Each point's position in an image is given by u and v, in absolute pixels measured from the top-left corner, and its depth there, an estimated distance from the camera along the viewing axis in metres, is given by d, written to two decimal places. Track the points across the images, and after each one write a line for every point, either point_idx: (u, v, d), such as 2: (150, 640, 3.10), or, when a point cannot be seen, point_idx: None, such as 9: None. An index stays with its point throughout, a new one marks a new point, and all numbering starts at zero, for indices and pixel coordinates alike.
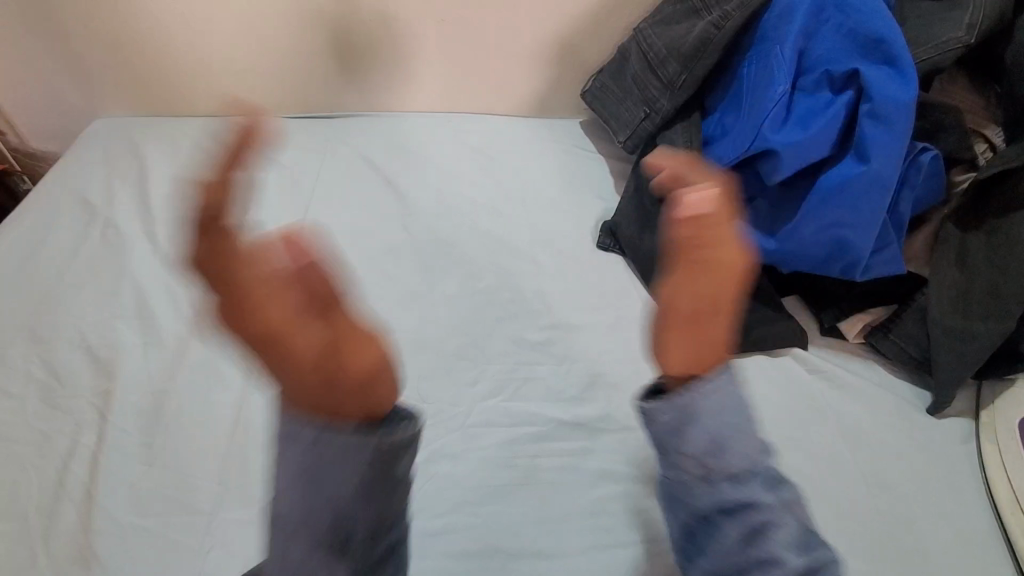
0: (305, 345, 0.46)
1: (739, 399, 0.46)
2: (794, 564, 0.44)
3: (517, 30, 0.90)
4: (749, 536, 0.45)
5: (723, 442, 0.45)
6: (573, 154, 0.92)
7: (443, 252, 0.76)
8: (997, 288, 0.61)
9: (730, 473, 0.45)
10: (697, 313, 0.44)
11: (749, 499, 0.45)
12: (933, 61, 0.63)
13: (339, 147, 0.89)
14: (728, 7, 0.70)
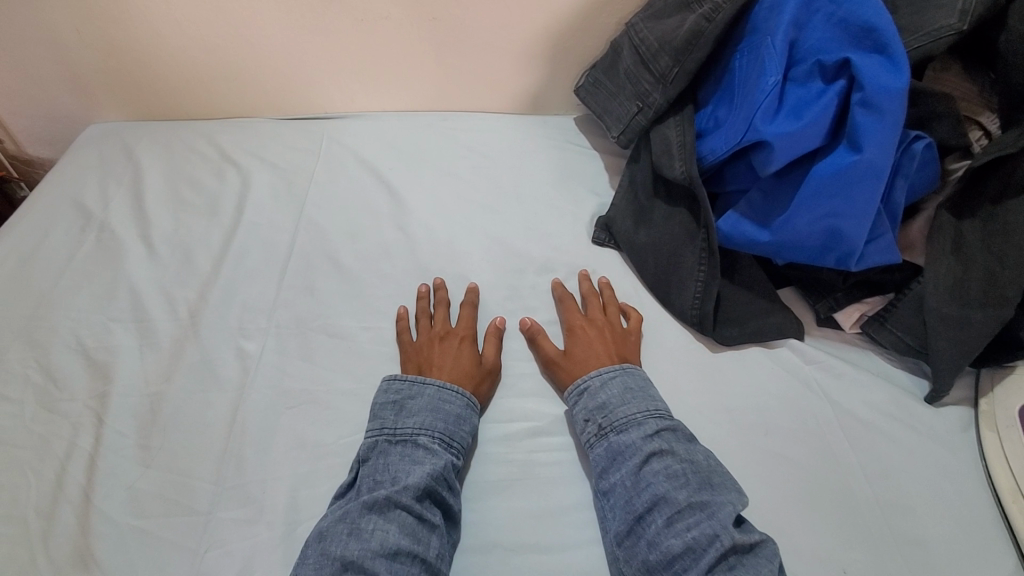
0: (463, 352, 0.64)
1: (630, 379, 0.62)
2: (679, 502, 0.52)
3: (514, 32, 0.89)
4: (638, 481, 0.54)
5: (610, 406, 0.59)
6: (567, 151, 0.92)
7: (439, 250, 0.76)
8: (994, 275, 0.62)
9: (619, 427, 0.57)
10: (592, 361, 0.63)
11: (636, 446, 0.56)
12: (925, 49, 0.62)
13: (334, 148, 0.89)
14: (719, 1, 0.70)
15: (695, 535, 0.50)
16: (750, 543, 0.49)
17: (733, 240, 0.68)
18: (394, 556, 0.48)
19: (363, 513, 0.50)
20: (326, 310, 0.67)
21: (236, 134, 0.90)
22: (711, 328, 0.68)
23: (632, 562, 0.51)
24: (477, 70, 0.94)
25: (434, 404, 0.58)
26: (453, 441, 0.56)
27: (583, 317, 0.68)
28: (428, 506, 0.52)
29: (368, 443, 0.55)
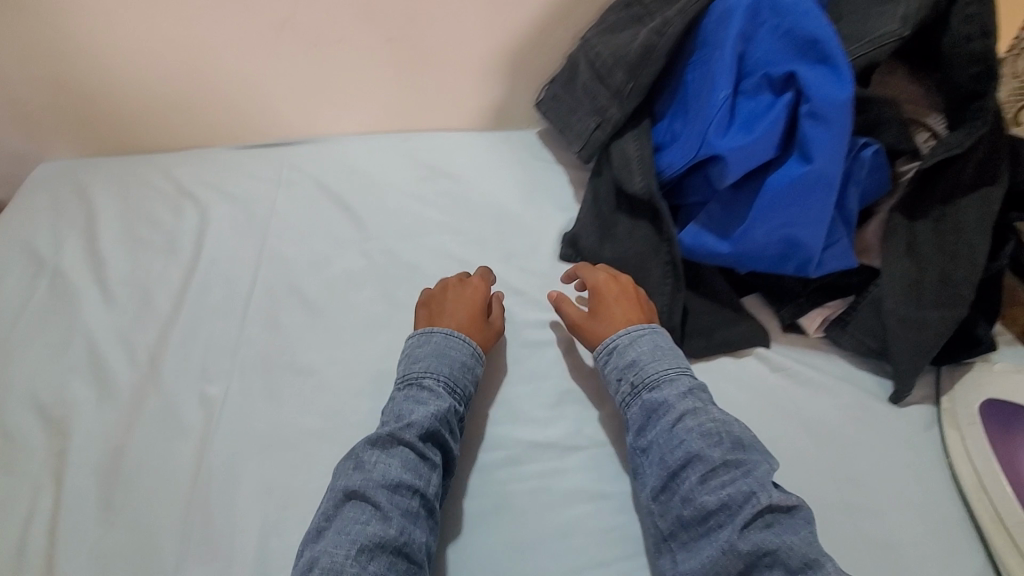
0: (476, 304, 0.68)
1: (660, 338, 0.63)
2: (714, 460, 0.53)
3: (470, 49, 0.89)
4: (673, 438, 0.55)
5: (640, 363, 0.60)
6: (531, 167, 0.92)
7: (405, 275, 0.74)
8: (947, 274, 0.64)
9: (651, 385, 0.59)
10: (617, 315, 0.66)
11: (669, 404, 0.57)
12: (870, 55, 0.63)
13: (295, 175, 0.88)
14: (667, 17, 0.71)
15: (730, 492, 0.51)
16: (787, 504, 0.51)
17: (696, 252, 0.69)
18: (395, 489, 0.52)
19: (367, 448, 0.54)
20: (289, 347, 0.66)
21: (194, 166, 0.88)
22: (679, 340, 0.68)
23: (667, 516, 0.53)
24: (435, 89, 0.94)
25: (440, 350, 0.62)
26: (456, 387, 0.60)
27: (606, 274, 0.70)
28: (430, 446, 0.55)
29: (393, 394, 0.60)
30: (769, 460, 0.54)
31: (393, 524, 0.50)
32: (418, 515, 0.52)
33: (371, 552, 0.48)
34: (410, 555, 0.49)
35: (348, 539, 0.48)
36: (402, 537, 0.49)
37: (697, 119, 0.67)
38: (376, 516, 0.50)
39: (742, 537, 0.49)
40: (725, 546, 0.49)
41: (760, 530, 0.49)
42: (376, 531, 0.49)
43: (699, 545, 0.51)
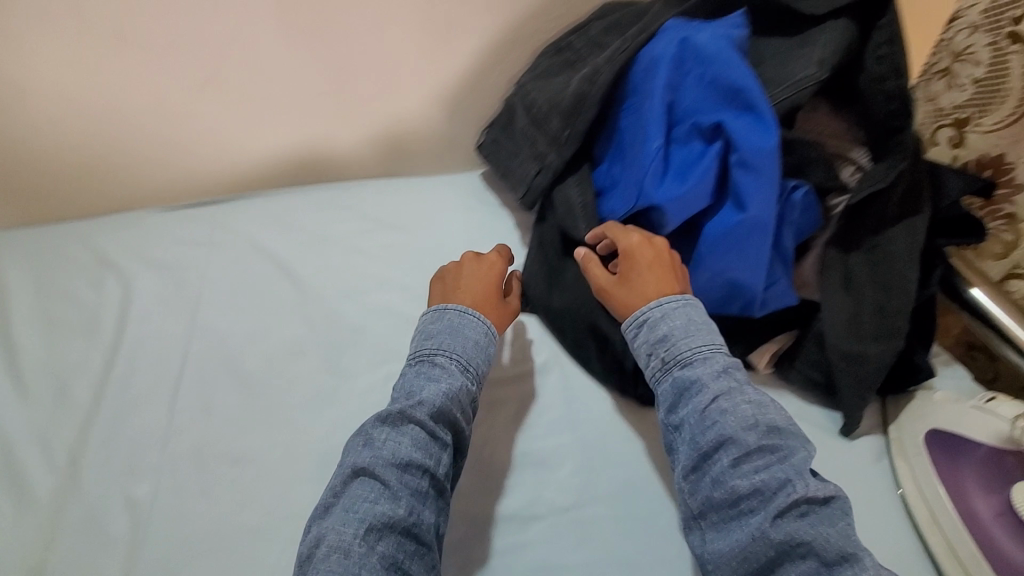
0: (492, 280, 0.70)
1: (694, 312, 0.62)
2: (748, 445, 0.54)
3: (403, 98, 0.88)
4: (706, 420, 0.56)
5: (673, 339, 0.60)
6: (477, 211, 0.90)
7: (350, 339, 0.71)
8: (883, 306, 0.66)
9: (683, 363, 0.59)
10: (646, 287, 0.64)
11: (701, 384, 0.58)
12: (791, 99, 0.64)
13: (227, 235, 0.84)
14: (598, 65, 0.73)
15: (763, 478, 0.52)
16: (822, 495, 0.52)
17: None
18: (406, 467, 0.54)
19: (377, 426, 0.57)
20: (223, 434, 0.63)
21: (116, 232, 0.83)
22: (633, 391, 0.68)
23: (697, 497, 0.55)
24: (371, 138, 0.92)
25: (451, 327, 0.64)
26: (468, 366, 0.62)
27: (639, 236, 0.66)
28: (440, 424, 0.58)
29: (406, 369, 0.63)
30: (806, 447, 0.55)
31: (402, 503, 0.53)
32: (427, 495, 0.55)
33: (378, 532, 0.51)
34: (417, 536, 0.52)
35: (355, 517, 0.51)
36: (411, 518, 0.52)
37: (634, 168, 0.67)
38: (385, 494, 0.53)
39: (774, 525, 0.50)
40: (757, 532, 0.50)
41: (794, 520, 0.50)
42: (384, 511, 0.52)
43: (729, 527, 0.53)
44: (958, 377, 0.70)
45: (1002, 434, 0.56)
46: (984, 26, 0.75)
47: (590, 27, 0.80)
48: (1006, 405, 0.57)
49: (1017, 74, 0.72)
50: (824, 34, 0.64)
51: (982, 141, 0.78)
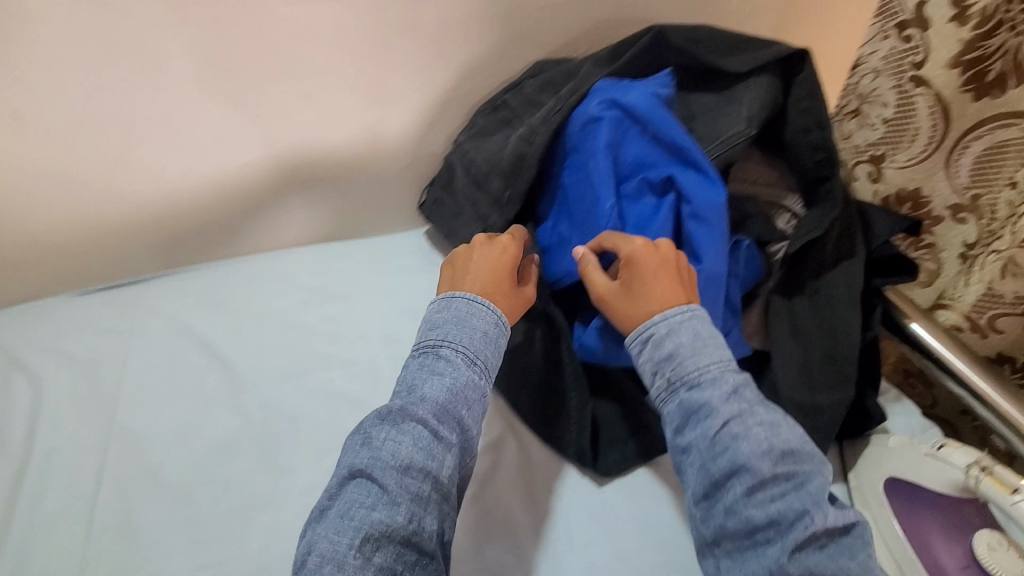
0: (502, 267, 0.66)
1: (700, 325, 0.57)
2: (763, 474, 0.50)
3: (337, 162, 0.84)
4: (717, 445, 0.52)
5: (679, 357, 0.55)
6: (423, 272, 0.87)
7: (286, 431, 0.68)
8: (830, 353, 0.66)
9: (690, 384, 0.55)
10: (650, 295, 0.58)
11: (713, 407, 0.53)
12: (725, 155, 0.65)
13: (150, 320, 0.78)
14: (531, 125, 0.71)
15: (780, 508, 0.49)
16: (841, 524, 0.49)
17: (597, 356, 0.67)
18: (406, 470, 0.51)
19: (377, 425, 0.53)
20: (146, 554, 0.60)
21: (24, 328, 0.77)
22: (591, 463, 0.65)
23: (710, 523, 0.52)
24: (308, 204, 0.87)
25: (457, 317, 0.61)
26: (475, 360, 0.59)
27: (643, 241, 0.60)
28: (445, 424, 0.54)
29: (410, 362, 0.60)
30: (823, 470, 0.52)
31: (401, 511, 0.49)
32: (429, 500, 0.51)
33: (376, 542, 0.47)
34: (418, 544, 0.49)
35: (351, 526, 0.48)
36: (411, 526, 0.49)
37: (588, 226, 0.66)
38: (383, 500, 0.49)
39: (792, 560, 0.47)
40: (774, 566, 0.48)
41: (812, 552, 0.47)
42: (383, 518, 0.48)
43: (744, 557, 0.50)
44: (908, 414, 0.70)
45: (959, 484, 0.55)
46: (886, 71, 0.76)
47: (525, 85, 0.79)
48: (956, 451, 0.56)
49: (923, 116, 0.73)
50: (749, 90, 0.66)
51: (898, 176, 0.79)
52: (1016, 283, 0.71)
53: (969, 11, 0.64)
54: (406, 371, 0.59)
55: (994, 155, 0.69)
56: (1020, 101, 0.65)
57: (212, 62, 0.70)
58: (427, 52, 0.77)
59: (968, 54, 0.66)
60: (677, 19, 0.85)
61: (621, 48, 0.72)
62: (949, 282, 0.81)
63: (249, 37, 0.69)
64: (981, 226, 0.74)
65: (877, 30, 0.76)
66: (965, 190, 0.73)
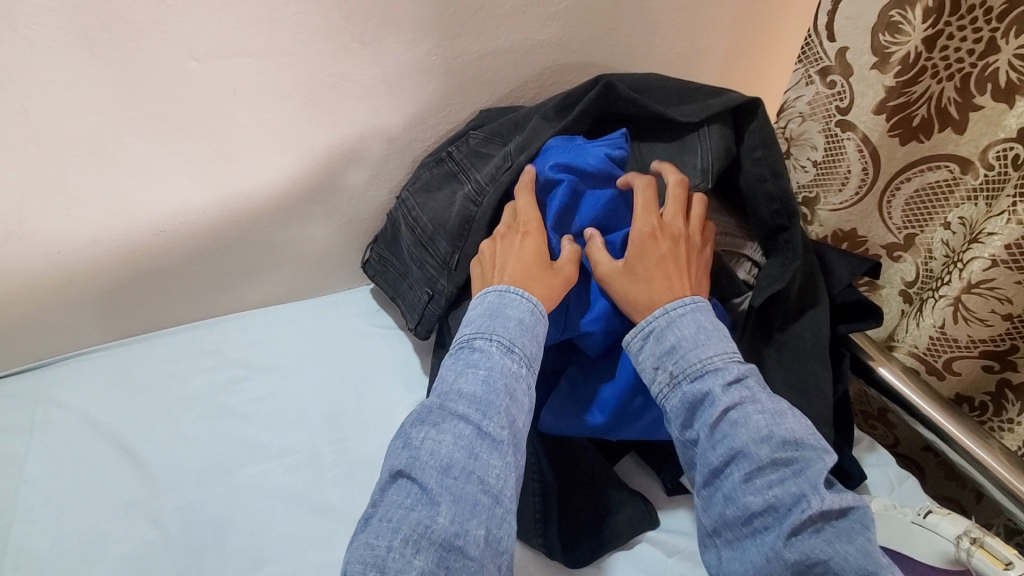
0: (529, 251, 0.60)
1: (703, 318, 0.55)
2: (761, 459, 0.48)
3: (266, 224, 0.76)
4: (716, 434, 0.50)
5: (680, 349, 0.53)
6: (368, 336, 0.80)
7: (210, 541, 0.61)
8: (804, 409, 0.64)
9: (693, 374, 0.52)
10: (653, 274, 0.58)
11: (712, 396, 0.51)
12: None
13: (54, 416, 0.70)
14: (482, 186, 0.68)
15: (778, 494, 0.47)
16: (840, 507, 0.46)
17: (564, 432, 0.62)
18: (448, 469, 0.47)
19: (416, 425, 0.50)
20: None
21: None
22: (560, 554, 0.59)
23: (710, 513, 0.51)
24: (238, 270, 0.79)
25: (494, 308, 0.56)
26: (515, 348, 0.53)
27: (655, 224, 0.60)
28: (489, 418, 0.50)
29: (447, 359, 0.55)
30: (829, 458, 0.48)
31: (442, 512, 0.45)
32: (477, 502, 0.46)
33: (416, 544, 0.43)
34: (462, 550, 0.44)
35: (390, 529, 0.44)
36: (454, 529, 0.44)
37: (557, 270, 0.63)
38: (422, 502, 0.46)
39: (789, 545, 0.45)
40: (771, 553, 0.46)
41: (809, 537, 0.45)
42: (423, 519, 0.45)
43: (744, 546, 0.48)
44: (884, 465, 0.68)
45: (950, 556, 0.54)
46: (813, 115, 0.72)
47: (469, 136, 0.73)
48: (944, 520, 0.55)
49: (853, 158, 0.70)
50: (702, 141, 0.65)
51: (833, 218, 0.76)
52: (970, 328, 0.67)
53: (891, 57, 0.63)
54: (445, 366, 0.54)
55: (926, 196, 0.68)
56: (943, 145, 0.65)
57: (114, 126, 0.62)
58: (361, 106, 0.71)
59: (892, 100, 0.65)
60: (623, 63, 0.82)
61: (571, 102, 0.69)
62: (895, 323, 0.78)
63: (158, 97, 0.62)
64: (919, 264, 0.73)
65: (800, 74, 0.72)
66: (900, 231, 0.72)
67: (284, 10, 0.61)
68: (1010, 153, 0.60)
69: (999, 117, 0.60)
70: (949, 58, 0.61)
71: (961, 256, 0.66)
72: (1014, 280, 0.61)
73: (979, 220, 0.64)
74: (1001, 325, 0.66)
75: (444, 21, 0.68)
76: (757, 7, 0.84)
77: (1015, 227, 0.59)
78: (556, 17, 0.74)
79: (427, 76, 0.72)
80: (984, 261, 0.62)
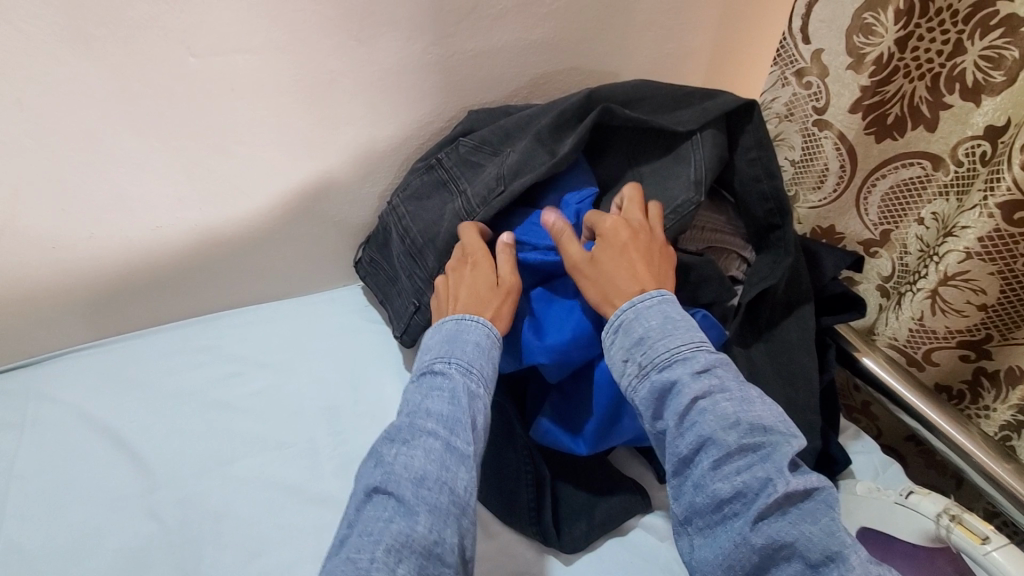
0: (478, 276, 0.63)
1: (669, 310, 0.56)
2: (729, 446, 0.49)
3: (264, 221, 0.77)
4: (684, 422, 0.51)
5: (649, 342, 0.54)
6: (364, 331, 0.81)
7: (206, 533, 0.61)
8: (793, 400, 0.66)
9: (661, 365, 0.53)
10: (620, 264, 0.59)
11: (680, 385, 0.51)
12: (679, 224, 0.66)
13: (46, 411, 0.70)
14: (468, 200, 0.69)
15: (745, 479, 0.48)
16: (804, 489, 0.47)
17: (554, 443, 0.63)
18: (423, 481, 0.48)
19: (386, 444, 0.51)
20: None
21: None
22: (556, 540, 0.60)
23: (681, 502, 0.51)
24: (233, 266, 0.79)
25: (450, 334, 0.59)
26: (473, 368, 0.56)
27: (614, 220, 0.62)
28: (456, 433, 0.51)
29: (407, 387, 0.57)
30: (795, 441, 0.49)
31: (420, 522, 0.46)
32: (450, 512, 0.47)
33: (398, 553, 0.44)
34: (440, 557, 0.45)
35: (370, 541, 0.44)
36: (432, 536, 0.45)
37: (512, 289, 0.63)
38: (400, 513, 0.46)
39: (756, 530, 0.47)
40: (739, 539, 0.47)
41: (775, 520, 0.47)
42: (402, 530, 0.45)
43: (714, 532, 0.49)
44: (869, 452, 0.70)
45: (931, 533, 0.56)
46: (791, 116, 0.75)
47: (458, 143, 0.74)
48: (925, 499, 0.57)
49: (830, 155, 0.73)
50: (696, 151, 0.67)
51: (812, 215, 0.79)
52: (947, 319, 0.69)
53: (866, 58, 0.65)
54: (406, 393, 0.56)
55: (899, 193, 0.71)
56: (916, 143, 0.67)
57: (110, 120, 0.63)
58: (356, 104, 0.72)
59: (867, 98, 0.67)
60: (613, 63, 0.84)
61: (564, 119, 0.69)
62: (875, 317, 0.80)
63: (153, 91, 0.62)
64: (895, 259, 0.75)
65: (777, 76, 0.75)
66: (876, 226, 0.74)
67: (282, 7, 0.62)
68: (978, 150, 0.62)
69: (967, 116, 0.62)
70: (920, 59, 0.63)
71: (936, 249, 0.67)
72: (988, 271, 0.63)
73: (952, 214, 0.66)
74: (977, 315, 0.67)
75: (439, 21, 0.69)
76: (741, 11, 0.87)
77: (987, 220, 0.61)
78: (549, 17, 0.75)
79: (422, 75, 0.73)
80: (959, 253, 0.64)
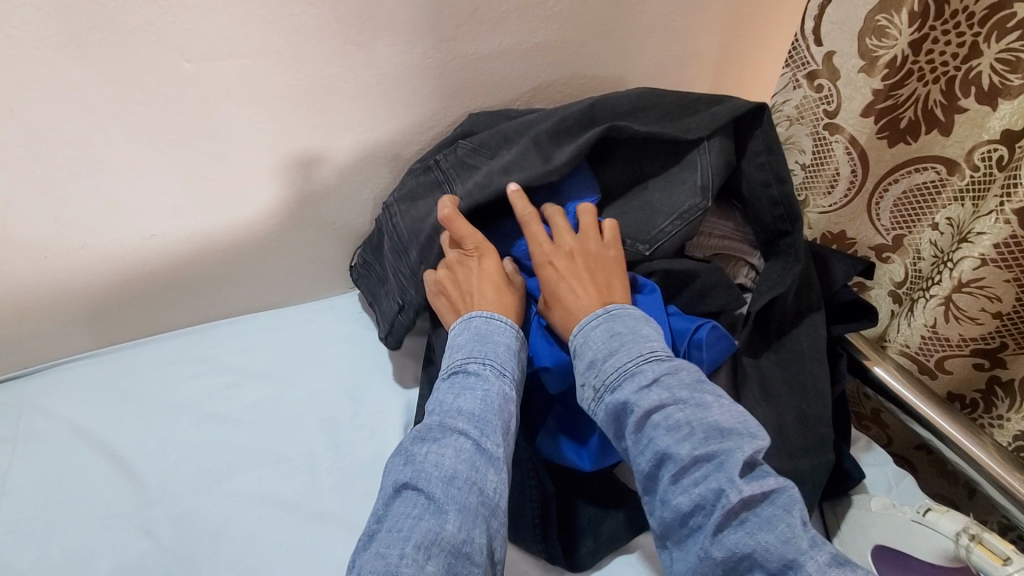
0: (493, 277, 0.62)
1: (617, 324, 0.55)
2: (683, 459, 0.47)
3: (261, 228, 0.75)
4: (640, 440, 0.49)
5: (599, 363, 0.53)
6: (365, 340, 0.79)
7: (203, 551, 0.60)
8: (805, 413, 0.64)
9: (611, 385, 0.51)
10: (559, 296, 0.59)
11: (629, 404, 0.50)
12: (685, 230, 0.66)
13: (40, 423, 0.69)
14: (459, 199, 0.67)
15: (702, 491, 0.46)
16: (762, 494, 0.45)
17: (559, 457, 0.62)
18: (453, 480, 0.47)
19: (417, 441, 0.50)
20: None
21: None
22: (563, 559, 0.59)
23: (654, 519, 0.50)
24: (230, 274, 0.78)
25: (481, 333, 0.58)
26: (505, 369, 0.55)
27: (548, 246, 0.62)
28: (488, 434, 0.50)
29: (437, 386, 0.56)
30: (752, 445, 0.46)
31: (450, 521, 0.44)
32: (479, 513, 0.46)
33: (427, 550, 0.42)
34: (469, 557, 0.43)
35: (400, 538, 0.43)
36: (461, 535, 0.44)
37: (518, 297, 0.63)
38: (430, 511, 0.45)
39: (716, 543, 0.45)
40: (702, 552, 0.45)
41: (733, 531, 0.45)
42: (431, 528, 0.44)
43: (686, 546, 0.47)
44: (881, 465, 0.69)
45: (950, 553, 0.54)
46: (801, 119, 0.73)
47: (458, 145, 0.72)
48: (943, 517, 0.56)
49: (841, 160, 0.71)
50: (703, 156, 0.66)
51: (822, 220, 0.77)
52: (961, 327, 0.67)
53: (878, 62, 0.63)
54: (435, 392, 0.55)
55: (913, 198, 0.69)
56: (931, 147, 0.65)
57: (104, 127, 0.61)
58: (355, 109, 0.70)
59: (879, 102, 0.65)
60: (618, 66, 0.82)
61: (565, 125, 0.66)
62: (886, 324, 0.79)
63: (148, 97, 0.61)
64: (908, 265, 0.73)
65: (788, 78, 0.73)
66: (889, 232, 0.73)
67: (279, 11, 0.60)
68: (994, 154, 0.60)
69: (983, 119, 0.60)
70: (934, 62, 0.62)
71: (950, 256, 0.66)
72: (1003, 279, 0.62)
73: (967, 220, 0.64)
74: (991, 323, 0.66)
75: (439, 24, 0.68)
76: (748, 12, 0.85)
77: (1003, 227, 0.59)
78: (552, 20, 0.74)
79: (423, 79, 0.71)
80: (973, 260, 0.62)
